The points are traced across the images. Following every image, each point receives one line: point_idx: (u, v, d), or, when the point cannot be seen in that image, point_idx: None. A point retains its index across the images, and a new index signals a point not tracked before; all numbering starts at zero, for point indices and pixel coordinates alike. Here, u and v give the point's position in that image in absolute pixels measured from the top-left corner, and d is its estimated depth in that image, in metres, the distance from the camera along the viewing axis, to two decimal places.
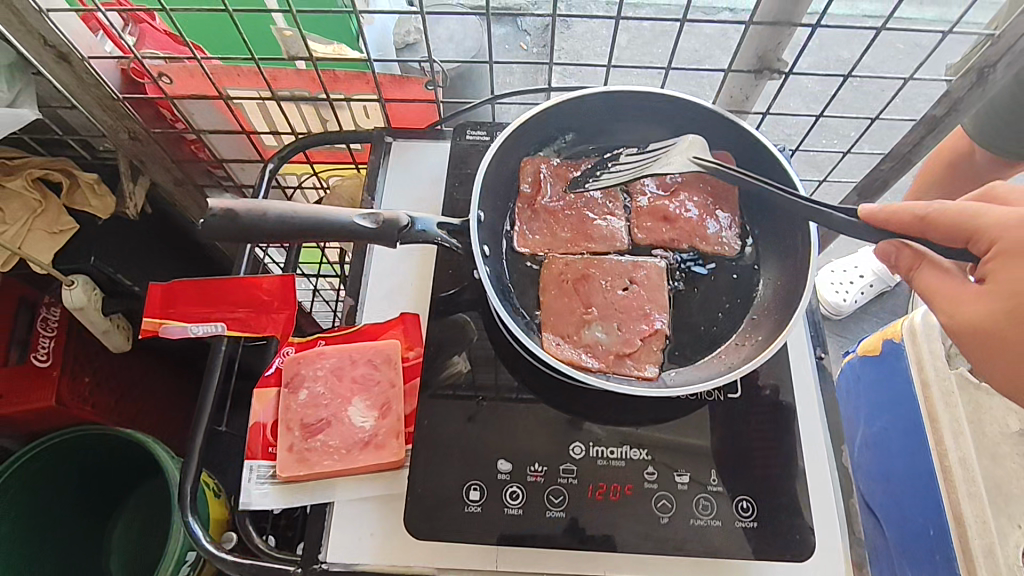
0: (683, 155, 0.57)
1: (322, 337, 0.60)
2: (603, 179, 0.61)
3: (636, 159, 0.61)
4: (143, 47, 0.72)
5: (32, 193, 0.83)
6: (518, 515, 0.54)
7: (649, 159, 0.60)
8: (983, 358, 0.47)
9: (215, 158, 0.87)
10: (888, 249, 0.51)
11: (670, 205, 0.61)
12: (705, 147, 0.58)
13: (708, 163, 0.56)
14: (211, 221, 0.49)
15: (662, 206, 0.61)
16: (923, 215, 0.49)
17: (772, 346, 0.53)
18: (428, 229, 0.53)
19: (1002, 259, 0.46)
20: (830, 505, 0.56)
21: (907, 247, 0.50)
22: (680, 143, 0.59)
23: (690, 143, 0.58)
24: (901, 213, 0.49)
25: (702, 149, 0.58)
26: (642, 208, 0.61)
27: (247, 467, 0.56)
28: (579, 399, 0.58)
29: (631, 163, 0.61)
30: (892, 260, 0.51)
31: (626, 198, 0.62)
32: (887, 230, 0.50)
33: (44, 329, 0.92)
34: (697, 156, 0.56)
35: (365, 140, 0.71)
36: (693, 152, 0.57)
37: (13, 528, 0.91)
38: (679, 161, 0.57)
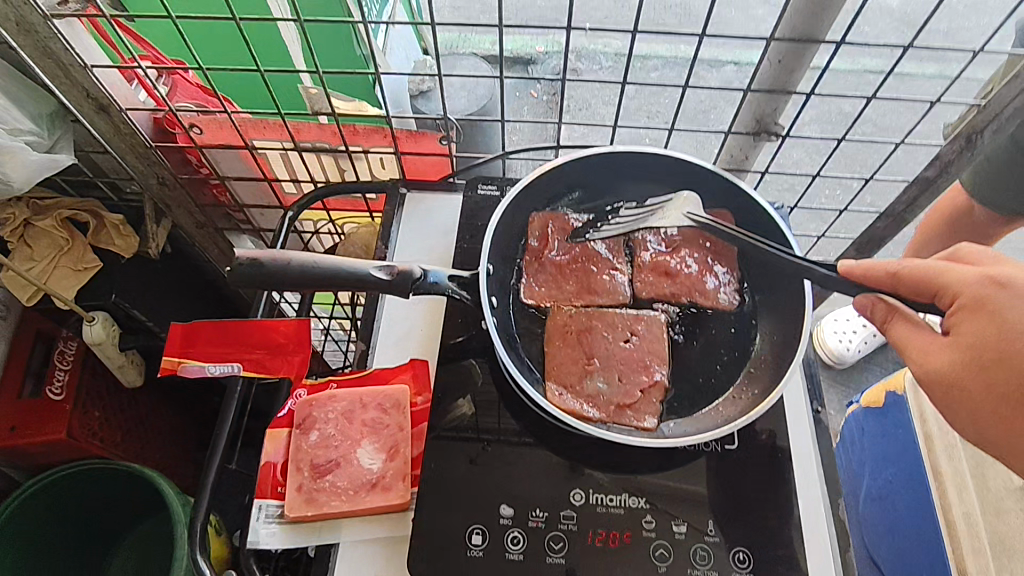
0: (679, 211, 0.64)
1: (334, 380, 0.63)
2: (604, 230, 0.65)
3: (634, 212, 0.66)
4: (175, 97, 0.77)
5: (60, 232, 0.86)
6: (519, 560, 0.55)
7: (647, 212, 0.65)
8: (952, 409, 0.48)
9: (236, 202, 0.91)
10: (863, 302, 0.53)
11: (674, 261, 0.63)
12: (699, 203, 0.64)
13: (700, 219, 0.62)
14: (237, 269, 0.52)
15: (666, 262, 0.63)
16: (896, 271, 0.50)
17: (769, 401, 0.55)
18: (439, 281, 0.56)
19: (966, 313, 0.48)
20: (828, 558, 0.57)
21: (882, 301, 0.52)
22: (676, 199, 0.65)
23: (684, 199, 0.64)
24: (875, 269, 0.51)
25: (696, 205, 0.64)
26: (645, 263, 0.63)
27: (257, 506, 0.57)
28: (580, 446, 0.60)
29: (630, 215, 0.66)
30: (868, 313, 0.53)
31: (629, 252, 0.65)
32: (863, 285, 0.52)
33: (61, 362, 0.95)
34: (692, 213, 0.62)
35: (381, 190, 0.75)
36: (687, 207, 0.64)
37: (12, 562, 0.92)
38: (674, 216, 0.64)
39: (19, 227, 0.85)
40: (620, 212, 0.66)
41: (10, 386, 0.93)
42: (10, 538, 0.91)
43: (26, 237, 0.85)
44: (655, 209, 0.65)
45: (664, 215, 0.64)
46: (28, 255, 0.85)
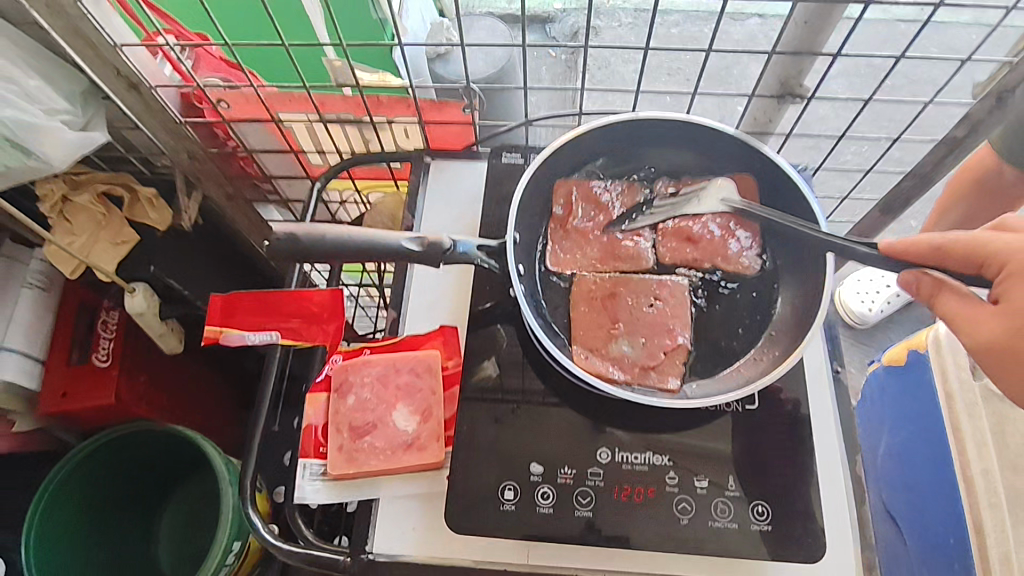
0: (715, 198, 0.64)
1: (368, 346, 0.66)
2: (637, 222, 0.65)
3: (669, 201, 0.66)
4: (201, 70, 0.80)
5: (99, 206, 0.90)
6: (549, 515, 0.58)
7: (682, 199, 0.65)
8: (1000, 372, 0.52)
9: (264, 174, 0.93)
10: (909, 278, 0.55)
11: (692, 225, 0.64)
12: (735, 188, 0.64)
13: (739, 204, 0.62)
14: (275, 244, 0.54)
15: (688, 225, 0.64)
16: (938, 246, 0.53)
17: (788, 362, 0.57)
18: (468, 251, 0.57)
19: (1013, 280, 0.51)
20: (844, 511, 0.59)
21: (926, 275, 0.54)
22: (713, 185, 0.65)
23: (721, 185, 0.64)
24: (918, 243, 0.53)
25: (732, 192, 0.64)
26: (666, 228, 0.65)
27: (301, 465, 0.61)
28: (606, 407, 0.62)
29: (665, 207, 0.66)
30: (914, 290, 0.55)
31: (653, 219, 0.65)
32: (903, 259, 0.54)
33: (104, 330, 1.00)
34: (727, 199, 0.63)
35: (406, 160, 0.76)
36: (724, 193, 0.64)
37: (78, 508, 0.99)
38: (711, 203, 0.64)
39: (58, 203, 0.88)
40: (655, 203, 0.66)
41: (58, 355, 0.97)
42: (76, 486, 0.98)
43: (65, 212, 0.89)
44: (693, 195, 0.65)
45: (700, 200, 0.65)
46: (67, 229, 0.89)
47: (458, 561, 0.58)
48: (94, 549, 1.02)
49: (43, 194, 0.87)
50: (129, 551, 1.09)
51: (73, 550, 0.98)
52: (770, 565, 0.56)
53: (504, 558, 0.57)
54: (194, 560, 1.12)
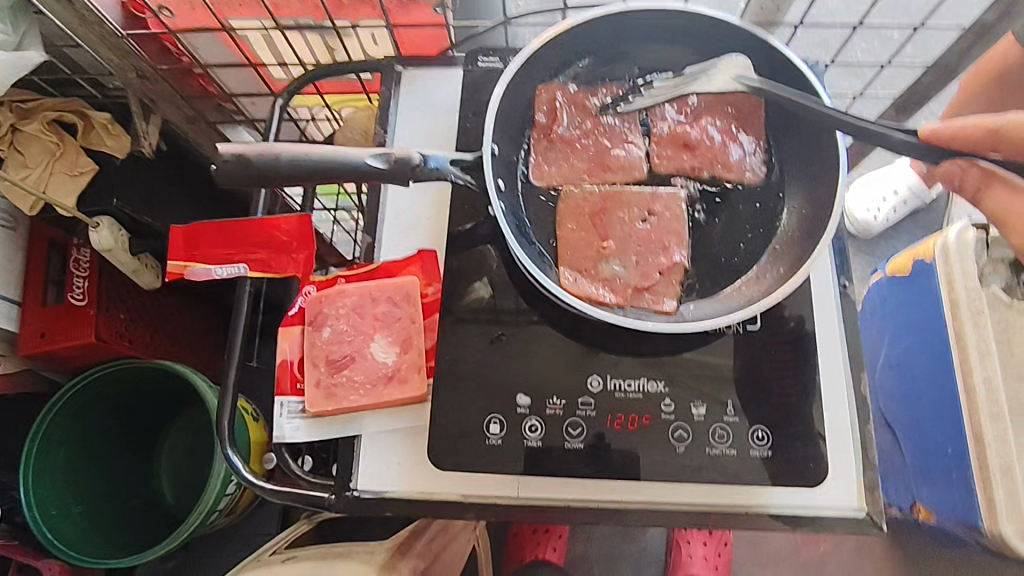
0: (726, 75, 0.56)
1: (342, 276, 0.61)
2: (636, 101, 0.59)
3: (672, 80, 0.58)
4: None
5: (49, 136, 0.83)
6: (538, 446, 0.55)
7: (688, 78, 0.58)
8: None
9: (225, 93, 0.85)
10: (955, 169, 0.54)
11: (693, 130, 0.58)
12: (748, 66, 0.55)
13: (752, 82, 0.54)
14: (224, 166, 0.49)
15: (686, 131, 0.58)
16: (996, 129, 0.50)
17: (794, 278, 0.52)
18: (440, 166, 0.51)
19: None
20: (847, 432, 0.56)
21: (976, 167, 0.53)
22: (723, 62, 0.56)
23: (734, 61, 0.55)
24: (966, 130, 0.49)
25: (745, 68, 0.55)
26: (662, 134, 0.58)
27: (279, 403, 0.58)
28: (597, 332, 0.58)
29: (665, 86, 0.58)
30: (959, 181, 0.55)
31: (646, 123, 0.59)
32: (948, 148, 0.50)
33: (77, 269, 0.95)
34: (740, 76, 0.55)
35: (374, 69, 0.68)
36: (738, 70, 0.55)
37: (70, 450, 0.98)
38: (723, 81, 0.56)
39: (7, 133, 0.82)
40: (654, 82, 0.59)
41: (32, 293, 0.94)
42: (65, 427, 0.96)
43: (16, 142, 0.83)
44: (701, 73, 0.57)
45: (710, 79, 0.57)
46: (21, 160, 0.83)
47: (445, 495, 0.56)
48: (94, 487, 1.02)
49: None
50: (131, 486, 1.09)
51: (73, 489, 0.98)
52: (769, 489, 0.54)
53: (493, 492, 0.55)
54: (194, 490, 1.12)
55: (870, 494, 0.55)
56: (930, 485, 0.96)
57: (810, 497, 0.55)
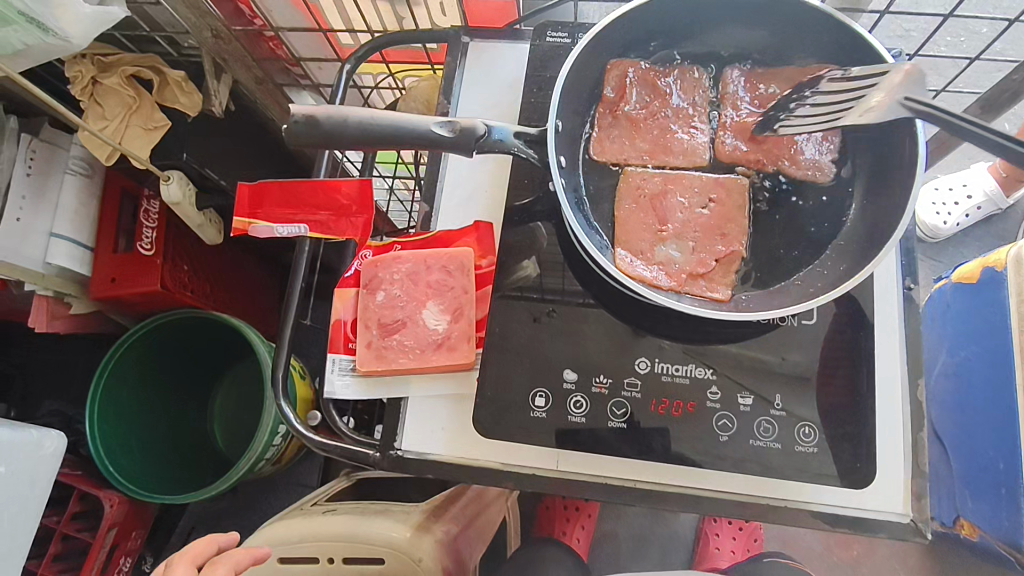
0: (890, 95, 0.48)
1: (398, 243, 0.62)
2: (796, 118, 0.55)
3: (847, 84, 0.52)
4: None
5: (127, 90, 0.86)
6: (581, 423, 0.56)
7: (852, 103, 0.50)
8: None
9: (292, 56, 0.87)
10: None
11: (846, 106, 0.51)
12: (922, 81, 0.47)
13: (920, 104, 0.45)
14: (295, 127, 0.49)
15: (838, 108, 0.52)
16: None
17: (858, 276, 0.50)
18: (504, 139, 0.51)
19: None
20: (898, 436, 0.55)
21: None
22: (900, 73, 0.48)
23: (908, 74, 0.48)
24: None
25: (921, 90, 0.47)
26: (802, 118, 0.54)
27: (330, 360, 0.60)
28: (648, 316, 0.58)
29: (825, 114, 0.52)
30: None
31: (781, 117, 0.56)
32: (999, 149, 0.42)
33: (147, 219, 0.99)
34: (907, 97, 0.46)
35: (440, 39, 0.69)
36: (910, 90, 0.47)
37: (136, 384, 1.05)
38: (885, 102, 0.47)
39: (88, 86, 0.86)
40: (818, 99, 0.54)
41: (105, 240, 0.98)
42: (132, 364, 1.03)
43: (96, 94, 0.86)
44: (869, 89, 0.50)
45: (867, 111, 0.48)
46: (101, 114, 0.87)
47: (485, 463, 0.57)
48: (151, 422, 1.09)
49: (72, 75, 0.85)
50: (185, 425, 1.17)
51: (133, 421, 1.05)
52: (811, 487, 0.54)
53: (534, 465, 0.56)
54: (243, 435, 1.20)
55: (917, 501, 0.54)
56: (975, 501, 0.92)
57: (852, 498, 0.54)
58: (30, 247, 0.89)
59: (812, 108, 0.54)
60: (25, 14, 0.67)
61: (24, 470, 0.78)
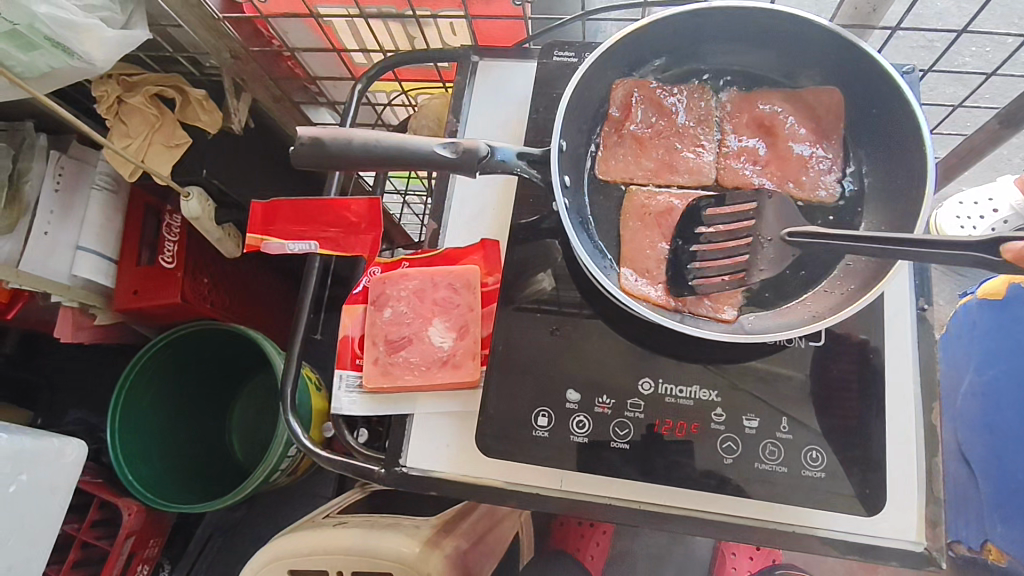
0: (772, 233, 0.53)
1: (405, 260, 0.63)
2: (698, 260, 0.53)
3: (724, 218, 0.54)
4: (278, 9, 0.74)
5: (150, 108, 0.88)
6: (583, 443, 0.56)
7: (745, 246, 0.53)
8: None
9: (309, 75, 0.89)
10: None
11: (742, 250, 0.53)
12: (791, 210, 0.54)
13: (807, 235, 0.50)
14: (301, 148, 0.50)
15: (737, 250, 0.53)
16: None
17: (866, 297, 0.50)
18: (507, 160, 0.52)
19: None
20: (911, 461, 0.54)
21: None
22: (769, 202, 0.54)
23: (775, 204, 0.54)
24: None
25: (791, 217, 0.54)
26: (710, 261, 0.53)
27: (338, 376, 0.61)
28: (652, 335, 0.58)
29: (730, 254, 0.53)
30: None
31: (688, 263, 0.53)
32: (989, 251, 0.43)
33: (168, 233, 1.01)
34: (791, 233, 0.51)
35: (450, 59, 0.69)
36: (785, 223, 0.53)
37: (158, 396, 1.08)
38: (775, 243, 0.53)
39: (113, 104, 0.88)
40: (709, 239, 0.54)
41: (128, 254, 1.01)
42: (155, 376, 1.05)
43: (120, 113, 0.88)
44: (752, 226, 0.53)
45: (768, 259, 0.53)
46: (125, 131, 0.88)
47: (488, 481, 0.57)
48: (172, 433, 1.12)
49: (99, 94, 0.87)
50: (205, 436, 1.19)
51: (154, 432, 1.07)
52: (820, 513, 0.53)
53: (537, 485, 0.56)
54: (261, 445, 1.22)
55: (932, 529, 0.52)
56: (1004, 527, 0.88)
57: (863, 526, 0.53)
58: (57, 261, 0.92)
59: (707, 244, 0.53)
60: (50, 39, 0.70)
61: (44, 479, 0.80)
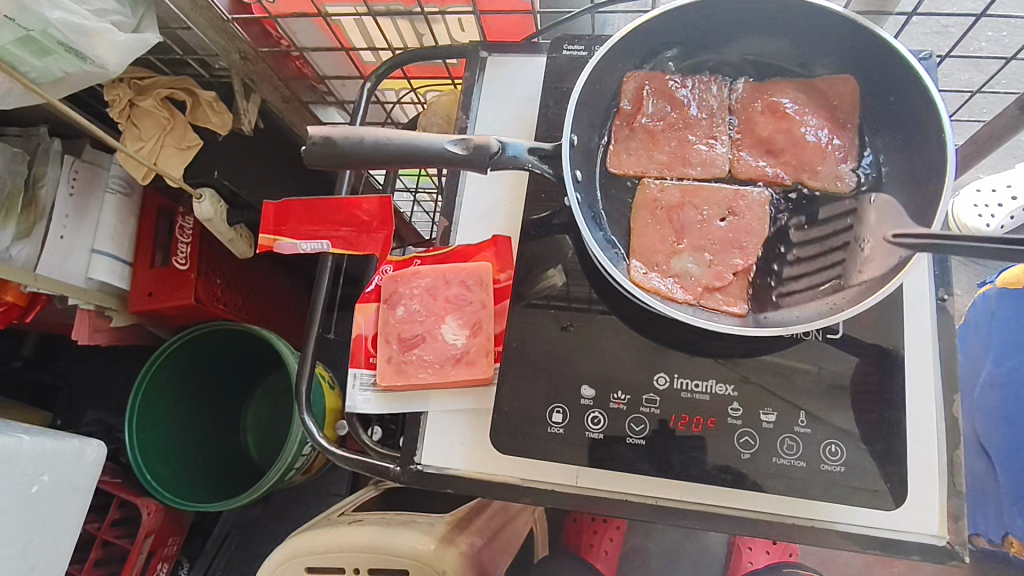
0: (874, 234, 0.52)
1: (417, 258, 0.63)
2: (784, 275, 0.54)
3: (814, 232, 0.54)
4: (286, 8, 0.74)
5: (161, 111, 0.88)
6: (599, 439, 0.55)
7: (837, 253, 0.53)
8: None
9: (318, 75, 0.89)
10: None
11: (837, 256, 0.53)
12: (898, 212, 0.52)
13: (911, 240, 0.46)
14: (313, 148, 0.50)
15: (831, 254, 0.53)
16: None
17: (884, 288, 0.49)
18: (519, 156, 0.51)
19: None
20: (933, 454, 0.53)
21: None
22: (869, 208, 0.53)
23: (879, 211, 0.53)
24: None
25: (901, 218, 0.51)
26: (799, 273, 0.53)
27: (352, 374, 0.61)
28: (667, 330, 0.57)
29: (818, 266, 0.53)
30: None
31: (774, 276, 0.54)
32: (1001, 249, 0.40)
33: (181, 235, 1.01)
34: (897, 236, 0.47)
35: (459, 55, 0.69)
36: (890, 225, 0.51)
37: (174, 396, 1.09)
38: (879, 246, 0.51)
39: (125, 108, 0.89)
40: (798, 254, 0.54)
41: (143, 256, 1.01)
42: (170, 376, 1.06)
43: (133, 116, 0.89)
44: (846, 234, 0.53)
45: (870, 262, 0.51)
46: (137, 134, 0.89)
47: (503, 479, 0.57)
48: (187, 433, 1.13)
49: (111, 98, 0.88)
50: (220, 435, 1.20)
51: (171, 432, 1.08)
52: (840, 508, 0.52)
53: (552, 481, 0.56)
54: (276, 444, 1.22)
55: (954, 523, 0.52)
56: None
57: (883, 521, 0.52)
58: (72, 263, 0.93)
59: (796, 260, 0.54)
60: (62, 43, 0.70)
61: (64, 480, 0.81)
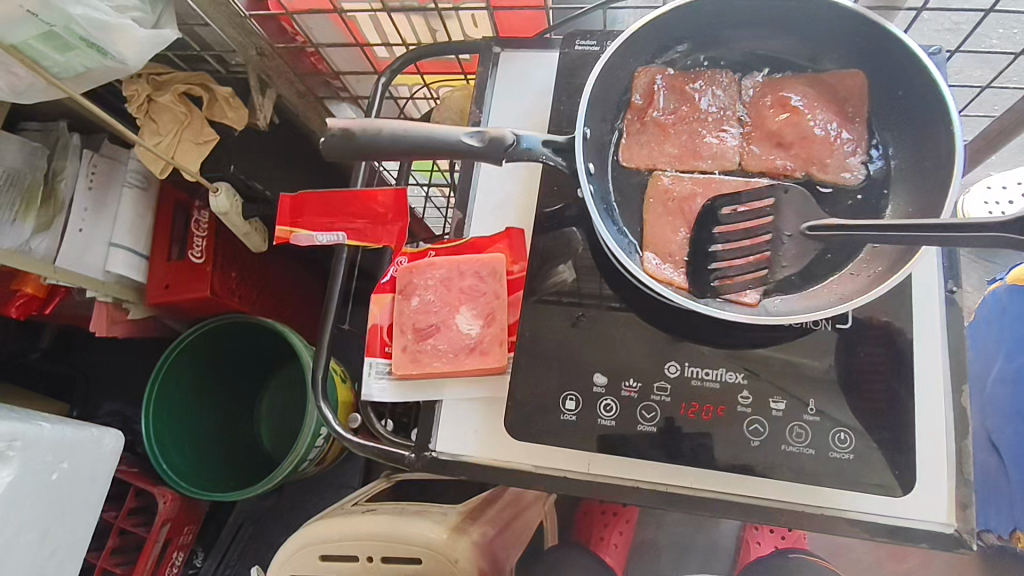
0: (793, 227, 0.54)
1: (432, 249, 0.64)
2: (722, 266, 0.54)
3: (739, 218, 0.54)
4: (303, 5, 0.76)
5: (179, 107, 0.90)
6: (611, 426, 0.56)
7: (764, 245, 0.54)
8: None
9: (332, 70, 0.90)
10: None
11: (765, 244, 0.54)
12: (808, 203, 0.54)
13: (827, 228, 0.51)
14: (332, 140, 0.51)
15: (759, 244, 0.54)
16: None
17: (892, 279, 0.50)
18: (533, 148, 0.52)
19: None
20: (941, 443, 0.54)
21: None
22: (786, 197, 0.54)
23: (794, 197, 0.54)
24: None
25: (810, 212, 0.54)
26: (731, 261, 0.54)
27: (368, 363, 0.62)
28: (678, 320, 0.58)
29: (748, 256, 0.53)
30: None
31: (709, 265, 0.54)
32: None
33: (197, 229, 1.03)
34: (811, 226, 0.52)
35: (473, 50, 0.70)
36: (803, 216, 0.54)
37: (189, 388, 1.10)
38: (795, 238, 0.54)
39: (143, 103, 0.90)
40: (727, 245, 0.54)
41: (159, 249, 1.03)
42: (185, 368, 1.08)
43: (151, 111, 0.91)
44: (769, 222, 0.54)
45: (790, 257, 0.54)
46: (155, 129, 0.91)
47: (517, 465, 0.58)
48: (202, 424, 1.14)
49: (129, 94, 0.89)
50: (234, 427, 1.22)
51: (186, 423, 1.10)
52: (849, 496, 0.53)
53: (564, 467, 0.57)
54: (289, 436, 1.24)
55: (962, 511, 0.52)
56: None
57: (891, 508, 0.53)
58: (91, 255, 0.95)
59: (728, 249, 0.54)
60: (85, 39, 0.72)
61: (86, 467, 0.83)
